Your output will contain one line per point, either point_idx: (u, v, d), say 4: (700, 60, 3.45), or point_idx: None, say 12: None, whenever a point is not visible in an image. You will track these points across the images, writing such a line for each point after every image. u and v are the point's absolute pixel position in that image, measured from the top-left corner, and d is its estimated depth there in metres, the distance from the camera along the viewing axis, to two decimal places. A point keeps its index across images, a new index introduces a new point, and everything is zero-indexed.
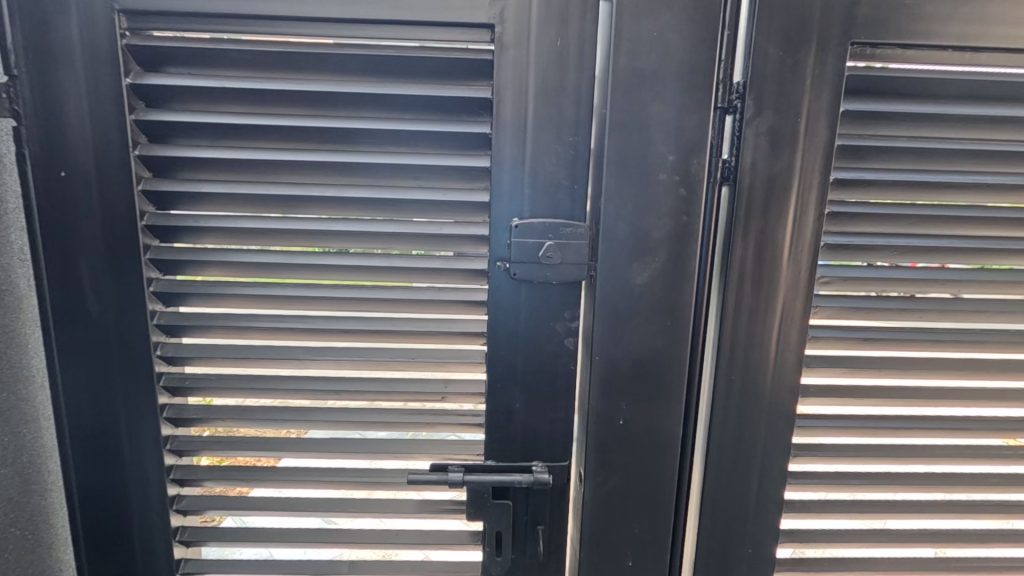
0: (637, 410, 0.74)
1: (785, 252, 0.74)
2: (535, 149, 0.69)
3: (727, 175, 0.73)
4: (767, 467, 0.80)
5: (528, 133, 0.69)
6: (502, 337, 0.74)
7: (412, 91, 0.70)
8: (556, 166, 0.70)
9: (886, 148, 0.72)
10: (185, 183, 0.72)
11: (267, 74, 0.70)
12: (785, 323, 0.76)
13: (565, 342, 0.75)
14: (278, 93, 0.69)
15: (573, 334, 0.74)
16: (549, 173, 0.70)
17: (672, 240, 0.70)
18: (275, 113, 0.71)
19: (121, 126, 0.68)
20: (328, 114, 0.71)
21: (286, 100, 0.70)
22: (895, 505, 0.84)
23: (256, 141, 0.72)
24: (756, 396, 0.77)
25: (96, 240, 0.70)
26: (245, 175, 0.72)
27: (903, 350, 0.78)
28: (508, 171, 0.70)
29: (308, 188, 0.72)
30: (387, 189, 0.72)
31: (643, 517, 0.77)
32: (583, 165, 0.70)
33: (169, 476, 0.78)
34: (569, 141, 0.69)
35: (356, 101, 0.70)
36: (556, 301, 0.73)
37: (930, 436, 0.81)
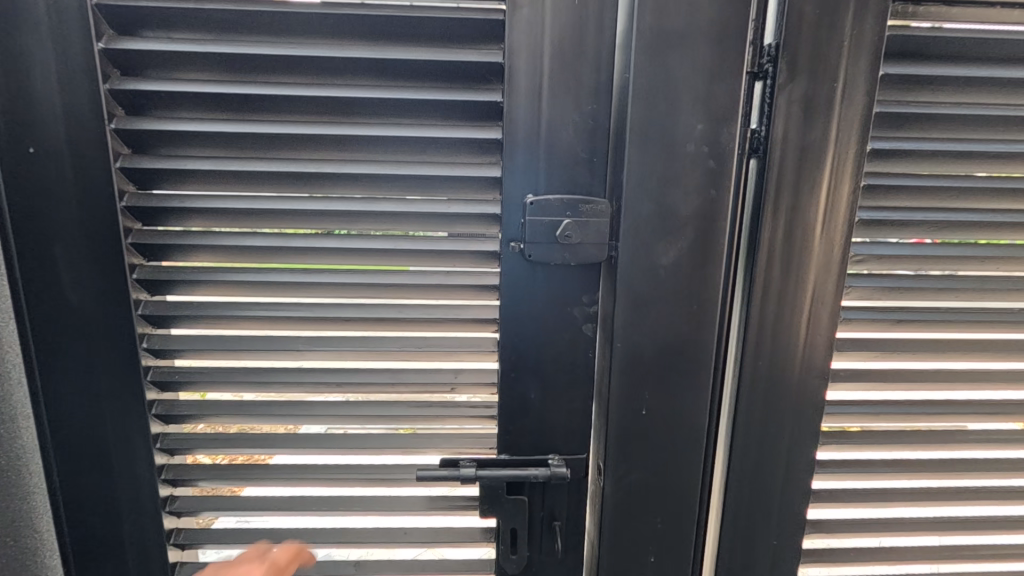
0: (660, 400, 0.70)
1: (817, 228, 0.69)
2: (551, 119, 0.64)
3: (756, 147, 0.68)
4: (794, 456, 0.76)
5: (543, 102, 0.63)
6: (516, 323, 0.69)
7: (415, 57, 0.64)
8: (573, 138, 0.64)
9: (925, 116, 0.67)
10: (167, 160, 0.66)
11: (254, 38, 0.63)
12: (817, 305, 0.71)
13: (583, 328, 0.70)
14: (267, 58, 0.63)
15: (591, 320, 0.70)
16: (566, 146, 0.64)
17: (699, 219, 0.65)
18: (263, 81, 0.64)
19: (94, 96, 0.61)
20: (322, 82, 0.65)
21: (276, 66, 0.64)
22: (925, 493, 0.80)
23: (243, 113, 0.65)
24: (785, 382, 0.73)
25: (72, 224, 0.64)
26: (233, 151, 0.66)
27: (938, 331, 0.74)
28: (522, 143, 0.64)
29: (303, 164, 0.66)
30: (389, 165, 0.67)
31: (666, 510, 0.73)
32: (603, 137, 0.65)
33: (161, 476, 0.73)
34: (588, 111, 0.64)
35: (353, 67, 0.64)
36: (574, 285, 0.68)
37: (963, 421, 0.78)
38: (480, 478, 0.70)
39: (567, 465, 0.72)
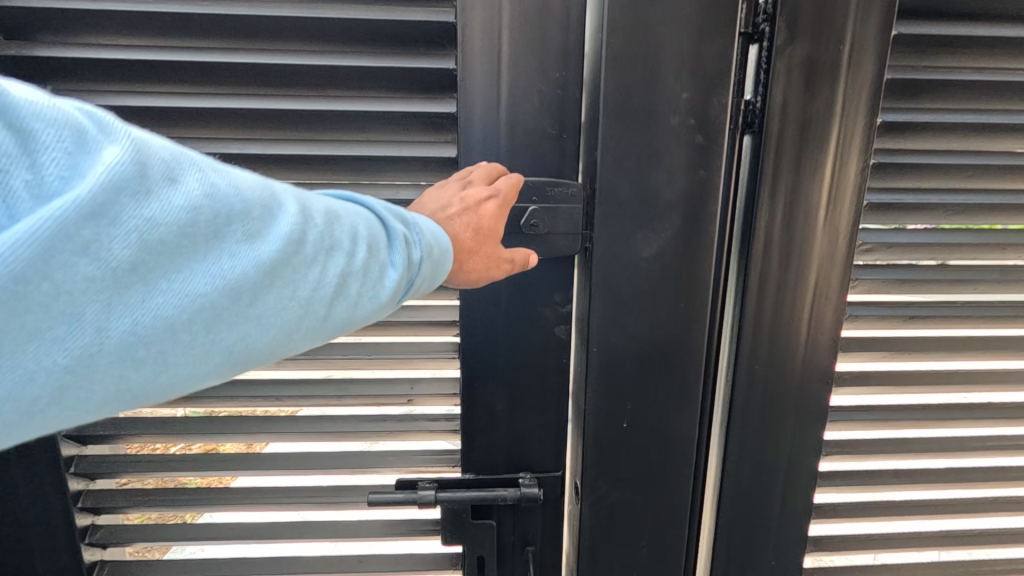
0: (643, 410, 0.62)
1: (820, 213, 0.60)
2: (514, 88, 0.55)
3: (751, 121, 0.59)
4: (794, 469, 0.68)
5: (504, 68, 0.54)
6: (478, 327, 0.60)
7: (354, 17, 0.54)
8: (539, 112, 0.55)
9: (943, 83, 0.59)
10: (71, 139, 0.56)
11: None
12: (819, 300, 0.63)
13: (555, 330, 0.61)
14: (177, 19, 0.54)
15: (564, 321, 0.61)
16: (531, 122, 0.56)
17: (686, 203, 0.56)
18: (176, 46, 0.55)
19: None
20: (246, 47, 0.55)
21: (189, 29, 0.54)
22: (938, 507, 0.73)
23: (153, 84, 0.56)
24: (783, 387, 0.65)
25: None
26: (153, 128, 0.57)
27: (953, 328, 0.66)
28: (480, 118, 0.55)
29: (227, 145, 0.57)
30: (328, 145, 0.58)
31: (652, 533, 0.65)
32: (574, 109, 0.56)
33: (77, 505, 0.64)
34: (556, 78, 0.55)
35: (281, 30, 0.55)
36: (543, 281, 0.60)
37: (978, 426, 0.70)
38: (441, 502, 0.61)
39: (539, 484, 0.64)
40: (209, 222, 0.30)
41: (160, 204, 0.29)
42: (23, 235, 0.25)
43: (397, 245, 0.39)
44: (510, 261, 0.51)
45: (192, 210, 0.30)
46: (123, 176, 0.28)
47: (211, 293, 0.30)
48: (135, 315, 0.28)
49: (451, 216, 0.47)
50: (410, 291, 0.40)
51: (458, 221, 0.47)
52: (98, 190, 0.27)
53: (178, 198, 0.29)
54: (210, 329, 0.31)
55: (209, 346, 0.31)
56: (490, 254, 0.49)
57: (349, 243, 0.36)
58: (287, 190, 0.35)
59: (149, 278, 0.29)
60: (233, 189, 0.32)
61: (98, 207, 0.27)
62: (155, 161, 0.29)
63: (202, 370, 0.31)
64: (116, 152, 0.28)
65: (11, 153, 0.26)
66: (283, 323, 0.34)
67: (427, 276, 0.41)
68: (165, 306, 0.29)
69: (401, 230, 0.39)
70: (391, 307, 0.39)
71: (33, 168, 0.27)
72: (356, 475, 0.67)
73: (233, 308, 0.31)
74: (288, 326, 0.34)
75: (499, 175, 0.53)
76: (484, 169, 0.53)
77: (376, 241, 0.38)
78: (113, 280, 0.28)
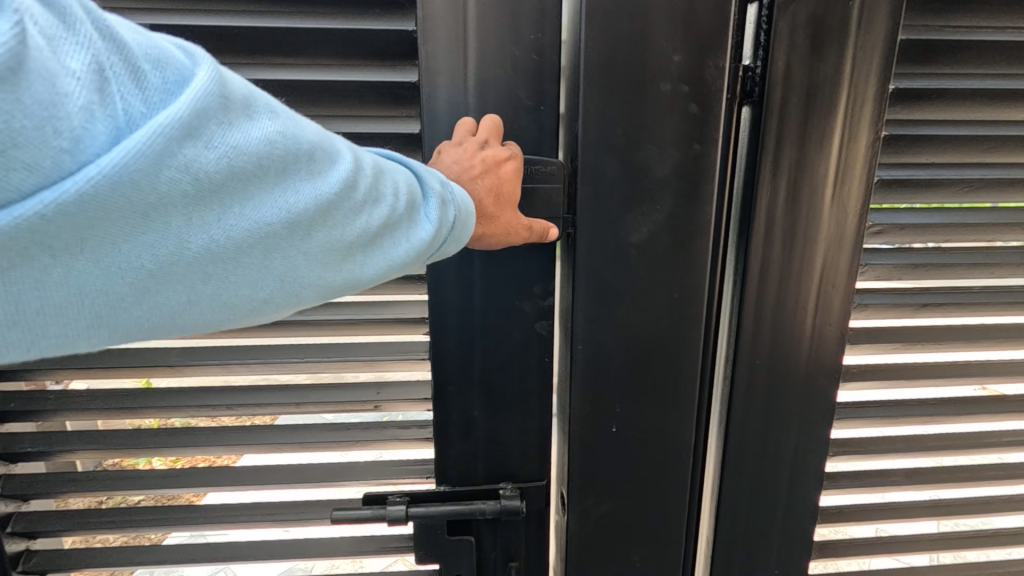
0: (634, 412, 0.56)
1: (827, 191, 0.54)
2: (482, 53, 0.48)
3: (750, 89, 0.53)
4: (798, 472, 0.63)
5: (470, 29, 0.47)
6: (449, 324, 0.54)
7: None
8: (512, 79, 0.49)
9: (962, 45, 0.53)
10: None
11: None
12: (826, 288, 0.57)
13: (536, 327, 0.55)
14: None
15: (545, 316, 0.55)
16: (503, 91, 0.49)
17: (679, 182, 0.50)
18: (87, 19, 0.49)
19: None
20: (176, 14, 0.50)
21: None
22: (951, 507, 0.68)
23: None
24: (786, 383, 0.60)
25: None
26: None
27: (968, 316, 0.61)
28: (444, 87, 0.49)
29: None
30: None
31: (645, 545, 0.60)
32: (552, 77, 0.50)
33: (8, 529, 0.59)
34: (531, 41, 0.48)
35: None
36: (521, 273, 0.53)
37: (995, 420, 0.65)
38: (413, 518, 0.54)
39: (522, 496, 0.58)
40: (288, 161, 0.31)
41: (239, 134, 0.29)
42: (135, 150, 0.25)
43: (431, 203, 0.38)
44: (529, 227, 0.47)
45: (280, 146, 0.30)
46: (218, 101, 0.28)
47: (278, 227, 0.30)
48: (208, 230, 0.28)
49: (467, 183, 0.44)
50: (439, 249, 0.40)
51: (474, 187, 0.44)
52: (196, 111, 0.27)
53: (258, 130, 0.30)
54: (273, 260, 0.31)
55: (272, 275, 0.31)
56: (509, 221, 0.47)
57: (394, 197, 0.36)
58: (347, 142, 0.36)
59: (225, 198, 0.28)
60: (305, 131, 0.32)
61: (188, 119, 0.26)
62: (238, 94, 0.29)
63: (265, 300, 0.31)
64: (207, 77, 0.28)
65: (123, 71, 0.26)
66: (333, 267, 0.34)
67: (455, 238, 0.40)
68: (238, 232, 0.29)
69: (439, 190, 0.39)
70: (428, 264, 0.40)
71: (135, 84, 0.27)
72: (321, 488, 0.62)
73: (298, 243, 0.31)
74: (335, 271, 0.34)
75: (499, 129, 0.47)
76: (483, 122, 0.48)
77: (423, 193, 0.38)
78: (201, 194, 0.27)
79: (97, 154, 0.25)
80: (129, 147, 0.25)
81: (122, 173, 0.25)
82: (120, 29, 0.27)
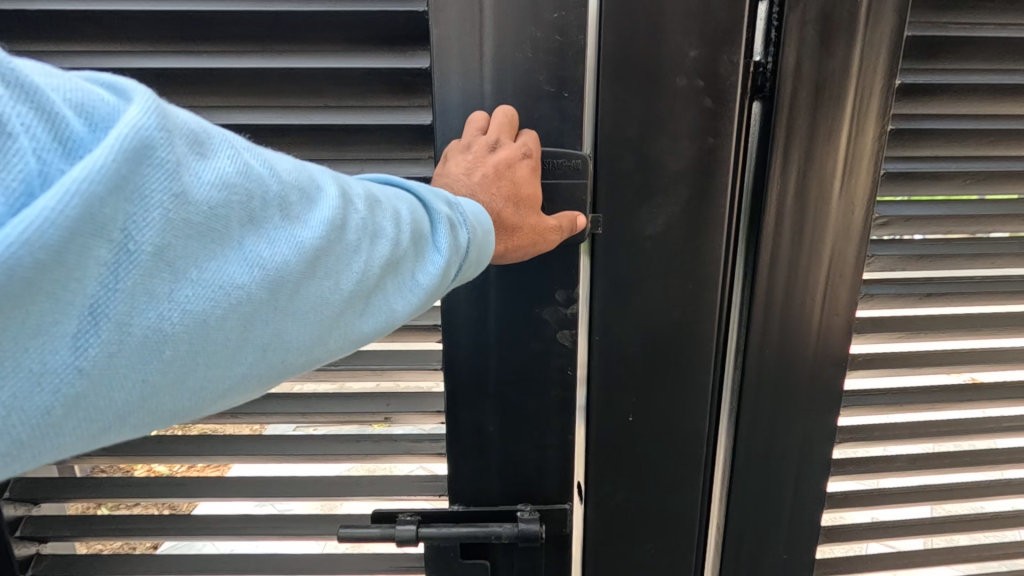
0: (650, 402, 0.57)
1: (834, 184, 0.56)
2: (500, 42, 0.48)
3: (761, 85, 0.54)
4: (805, 462, 0.64)
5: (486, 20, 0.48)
6: (469, 331, 0.55)
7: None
8: (532, 62, 0.49)
9: (964, 41, 0.55)
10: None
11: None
12: (833, 280, 0.58)
13: (557, 336, 0.55)
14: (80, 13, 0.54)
15: (567, 326, 0.54)
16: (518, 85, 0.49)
17: (693, 175, 0.51)
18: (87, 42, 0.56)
19: None
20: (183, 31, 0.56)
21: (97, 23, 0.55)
22: (952, 491, 0.70)
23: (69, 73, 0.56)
24: (794, 373, 0.61)
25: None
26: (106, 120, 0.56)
27: (968, 305, 0.62)
28: (458, 81, 0.49)
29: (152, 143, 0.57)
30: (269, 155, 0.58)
31: (659, 533, 0.61)
32: (575, 59, 0.49)
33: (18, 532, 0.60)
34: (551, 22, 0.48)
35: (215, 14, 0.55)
36: (541, 279, 0.53)
37: (994, 406, 0.67)
38: (424, 538, 0.54)
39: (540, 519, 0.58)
40: (255, 210, 0.29)
41: (189, 181, 0.27)
42: (48, 217, 0.22)
43: (440, 228, 0.38)
44: (558, 227, 0.47)
45: (243, 196, 0.29)
46: (159, 142, 0.25)
47: (250, 287, 0.28)
48: (163, 302, 0.26)
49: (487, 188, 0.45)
50: (456, 275, 0.40)
51: (492, 195, 0.45)
52: (128, 163, 0.24)
53: (207, 177, 0.27)
54: (249, 322, 0.29)
55: (245, 341, 0.29)
56: (536, 225, 0.47)
57: (394, 230, 0.36)
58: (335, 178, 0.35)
59: (178, 261, 0.26)
60: (264, 170, 0.30)
61: (118, 176, 0.24)
62: (179, 132, 0.27)
63: (233, 368, 0.29)
64: (136, 114, 0.25)
65: (38, 124, 0.24)
66: (317, 315, 0.32)
67: (470, 262, 0.41)
68: (199, 298, 0.27)
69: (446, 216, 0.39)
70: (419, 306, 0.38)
71: (52, 136, 0.24)
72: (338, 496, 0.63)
73: (275, 301, 0.30)
74: (321, 318, 0.32)
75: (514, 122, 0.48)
76: (498, 118, 0.48)
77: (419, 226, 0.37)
78: (147, 261, 0.25)
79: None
80: (34, 218, 0.22)
81: (28, 258, 0.22)
82: (36, 76, 0.25)
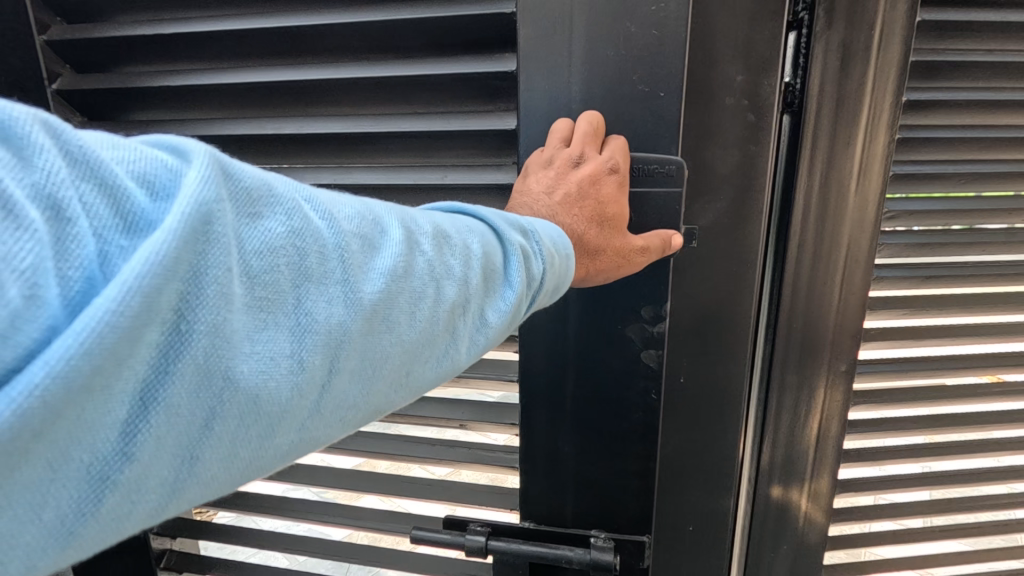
0: (697, 367, 0.68)
1: (852, 183, 0.66)
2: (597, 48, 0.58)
3: (790, 101, 0.65)
4: (824, 422, 0.75)
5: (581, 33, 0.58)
6: (573, 336, 0.66)
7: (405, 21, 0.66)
8: (625, 61, 0.58)
9: (958, 64, 0.66)
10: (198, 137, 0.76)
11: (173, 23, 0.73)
12: (850, 265, 0.69)
13: (642, 352, 0.64)
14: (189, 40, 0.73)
15: (651, 343, 0.64)
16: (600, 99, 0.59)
17: (736, 179, 0.62)
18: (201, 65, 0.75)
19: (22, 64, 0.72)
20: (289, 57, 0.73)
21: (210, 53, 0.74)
22: (951, 447, 0.81)
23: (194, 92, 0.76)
24: (817, 344, 0.72)
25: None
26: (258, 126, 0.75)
27: (964, 286, 0.73)
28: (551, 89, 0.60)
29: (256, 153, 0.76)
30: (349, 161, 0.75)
31: (702, 479, 0.72)
32: (674, 51, 0.56)
33: None
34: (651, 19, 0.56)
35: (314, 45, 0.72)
36: (632, 298, 0.63)
37: (988, 373, 0.78)
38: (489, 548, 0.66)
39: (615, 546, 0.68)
40: (310, 270, 0.32)
41: (245, 251, 0.29)
42: (103, 314, 0.23)
43: (513, 260, 0.44)
44: (644, 248, 0.56)
45: (297, 257, 0.31)
46: (213, 212, 0.27)
47: (303, 349, 0.31)
48: (223, 374, 0.28)
49: (572, 205, 0.54)
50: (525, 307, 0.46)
51: (571, 217, 0.53)
52: (186, 241, 0.26)
53: (260, 244, 0.30)
54: (308, 383, 0.31)
55: (303, 402, 0.31)
56: (620, 246, 0.55)
57: (462, 271, 0.41)
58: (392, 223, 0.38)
59: (235, 334, 0.28)
60: (314, 228, 0.33)
61: (176, 259, 0.26)
62: (235, 197, 0.30)
63: (291, 429, 0.31)
64: (195, 178, 0.27)
65: (99, 201, 0.26)
66: (370, 364, 0.35)
67: (524, 293, 0.45)
68: (258, 366, 0.29)
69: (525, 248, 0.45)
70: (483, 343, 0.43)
71: (114, 214, 0.26)
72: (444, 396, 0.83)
73: (326, 360, 0.32)
74: (374, 365, 0.35)
75: (602, 127, 0.58)
76: (585, 127, 0.58)
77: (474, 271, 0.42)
78: (210, 336, 0.27)
79: (43, 323, 0.23)
80: (94, 314, 0.23)
81: (81, 358, 0.23)
82: (102, 152, 0.27)
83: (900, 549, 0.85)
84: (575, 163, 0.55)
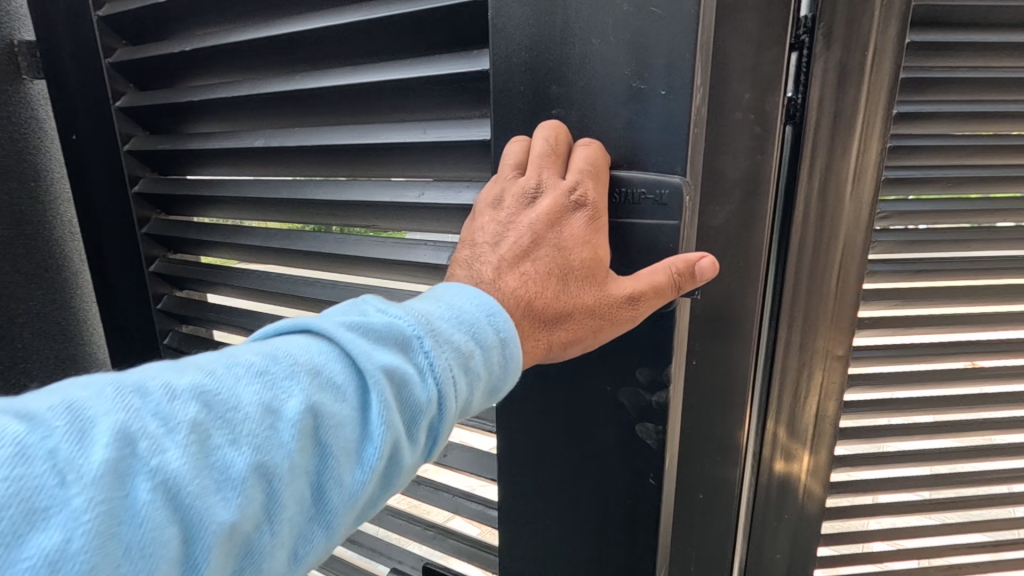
0: (707, 353, 0.77)
1: (848, 188, 0.74)
2: (603, 53, 0.64)
3: (792, 114, 0.72)
4: (822, 404, 0.83)
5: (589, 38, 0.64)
6: (579, 387, 0.76)
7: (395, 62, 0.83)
8: (624, 66, 0.63)
9: (943, 80, 0.73)
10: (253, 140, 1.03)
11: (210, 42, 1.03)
12: (846, 260, 0.77)
13: (634, 418, 0.72)
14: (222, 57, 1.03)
15: (638, 407, 0.72)
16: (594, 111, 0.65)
17: (742, 185, 0.70)
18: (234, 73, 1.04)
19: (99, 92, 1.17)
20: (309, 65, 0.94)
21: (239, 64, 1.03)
22: (940, 426, 0.89)
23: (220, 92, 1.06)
24: (815, 332, 0.80)
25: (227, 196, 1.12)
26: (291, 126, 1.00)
27: (952, 279, 0.81)
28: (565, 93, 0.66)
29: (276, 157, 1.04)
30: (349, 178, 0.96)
31: (711, 453, 0.81)
32: (676, 51, 0.60)
33: None
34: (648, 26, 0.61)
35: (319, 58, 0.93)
36: (625, 365, 0.71)
37: (975, 359, 0.85)
38: None
39: None
40: (38, 513, 0.32)
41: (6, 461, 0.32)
42: None
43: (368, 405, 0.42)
44: (619, 304, 0.58)
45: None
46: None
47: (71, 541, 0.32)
48: None
49: (527, 258, 0.56)
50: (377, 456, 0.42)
51: (532, 266, 0.56)
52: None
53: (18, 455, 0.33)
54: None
55: None
56: (580, 300, 0.57)
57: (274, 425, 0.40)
58: (184, 406, 0.38)
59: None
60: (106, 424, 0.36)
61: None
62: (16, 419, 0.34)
63: None
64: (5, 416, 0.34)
65: None
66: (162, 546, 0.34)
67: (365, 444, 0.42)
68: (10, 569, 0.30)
69: (414, 369, 0.45)
70: (325, 523, 0.41)
71: None
72: None
73: (104, 550, 0.32)
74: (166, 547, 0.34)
75: (558, 148, 0.63)
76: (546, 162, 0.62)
77: (308, 435, 0.41)
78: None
79: None
80: None
81: None
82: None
83: (900, 521, 0.93)
84: (531, 201, 0.60)
